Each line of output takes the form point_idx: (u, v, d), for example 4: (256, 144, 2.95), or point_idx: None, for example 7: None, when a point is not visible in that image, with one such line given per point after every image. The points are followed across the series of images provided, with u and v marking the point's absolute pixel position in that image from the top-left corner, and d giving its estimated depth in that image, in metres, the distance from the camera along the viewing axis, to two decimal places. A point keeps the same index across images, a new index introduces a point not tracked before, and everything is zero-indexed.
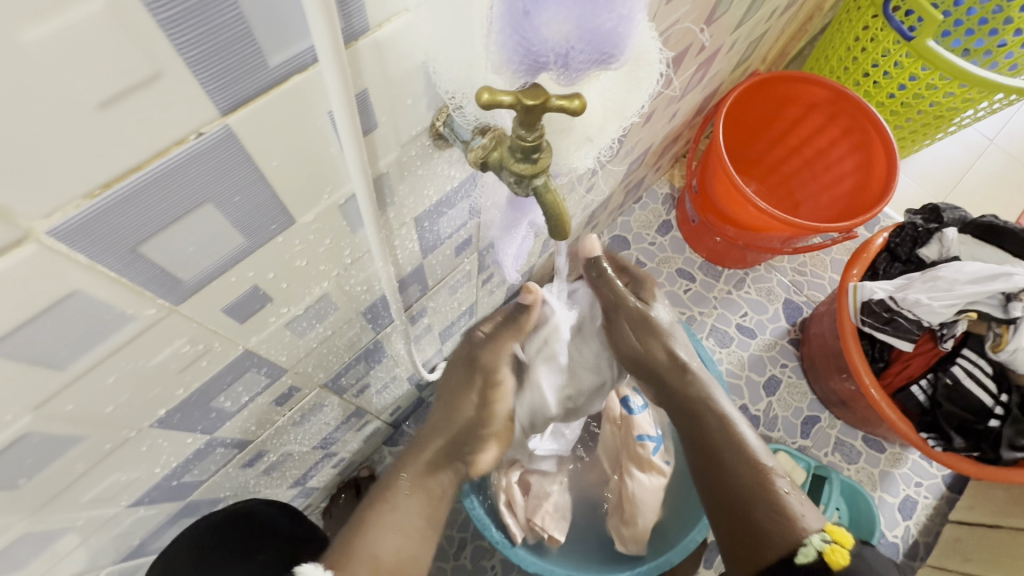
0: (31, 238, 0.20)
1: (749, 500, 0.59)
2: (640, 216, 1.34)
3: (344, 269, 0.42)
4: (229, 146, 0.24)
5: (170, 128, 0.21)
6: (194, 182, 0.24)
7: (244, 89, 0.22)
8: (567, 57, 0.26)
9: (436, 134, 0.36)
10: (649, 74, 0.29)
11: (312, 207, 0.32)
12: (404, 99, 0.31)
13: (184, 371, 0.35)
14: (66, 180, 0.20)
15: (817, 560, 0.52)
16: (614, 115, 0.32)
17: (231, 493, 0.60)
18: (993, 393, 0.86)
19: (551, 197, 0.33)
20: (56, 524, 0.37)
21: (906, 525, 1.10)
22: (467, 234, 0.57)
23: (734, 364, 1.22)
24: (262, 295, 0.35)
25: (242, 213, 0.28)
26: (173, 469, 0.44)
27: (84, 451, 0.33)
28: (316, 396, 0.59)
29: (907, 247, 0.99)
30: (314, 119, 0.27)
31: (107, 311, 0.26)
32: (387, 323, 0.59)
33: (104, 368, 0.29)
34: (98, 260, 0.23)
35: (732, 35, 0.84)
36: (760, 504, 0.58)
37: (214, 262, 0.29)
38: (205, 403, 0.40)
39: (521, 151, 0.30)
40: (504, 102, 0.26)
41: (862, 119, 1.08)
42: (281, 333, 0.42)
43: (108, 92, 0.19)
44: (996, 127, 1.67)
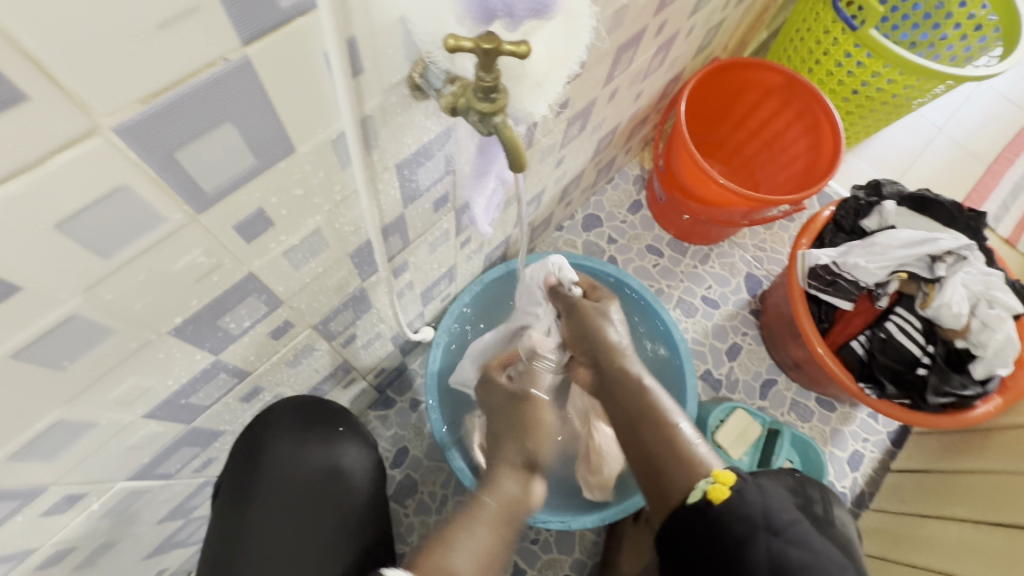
0: (98, 132, 0.27)
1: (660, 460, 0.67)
2: (613, 196, 1.42)
3: (334, 206, 0.48)
4: (247, 73, 0.31)
5: (203, 51, 0.28)
6: (218, 101, 0.31)
7: (259, 25, 0.29)
8: (511, 7, 0.33)
9: (413, 85, 0.43)
10: (582, 26, 0.37)
11: (310, 139, 0.39)
12: (385, 48, 0.38)
13: (198, 283, 0.41)
14: (128, 85, 0.26)
15: (701, 498, 0.64)
16: (558, 62, 0.39)
17: (230, 426, 0.67)
18: (921, 344, 0.97)
19: (509, 133, 0.40)
20: (84, 416, 0.42)
21: (853, 476, 1.20)
22: (444, 190, 0.64)
23: (699, 333, 1.31)
24: (265, 219, 0.42)
25: (254, 135, 0.35)
26: (183, 385, 0.51)
27: (115, 344, 0.39)
28: (308, 337, 0.65)
29: (851, 219, 1.08)
30: (313, 58, 0.33)
31: (145, 210, 0.32)
32: (372, 272, 0.66)
33: (138, 264, 0.35)
34: (144, 161, 0.30)
35: (688, 21, 0.92)
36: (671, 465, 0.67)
37: (231, 177, 0.36)
38: (214, 320, 0.47)
39: (482, 90, 0.37)
40: (466, 46, 0.33)
41: (812, 102, 1.16)
42: (280, 261, 0.48)
43: (161, 18, 0.25)
44: (945, 117, 1.79)
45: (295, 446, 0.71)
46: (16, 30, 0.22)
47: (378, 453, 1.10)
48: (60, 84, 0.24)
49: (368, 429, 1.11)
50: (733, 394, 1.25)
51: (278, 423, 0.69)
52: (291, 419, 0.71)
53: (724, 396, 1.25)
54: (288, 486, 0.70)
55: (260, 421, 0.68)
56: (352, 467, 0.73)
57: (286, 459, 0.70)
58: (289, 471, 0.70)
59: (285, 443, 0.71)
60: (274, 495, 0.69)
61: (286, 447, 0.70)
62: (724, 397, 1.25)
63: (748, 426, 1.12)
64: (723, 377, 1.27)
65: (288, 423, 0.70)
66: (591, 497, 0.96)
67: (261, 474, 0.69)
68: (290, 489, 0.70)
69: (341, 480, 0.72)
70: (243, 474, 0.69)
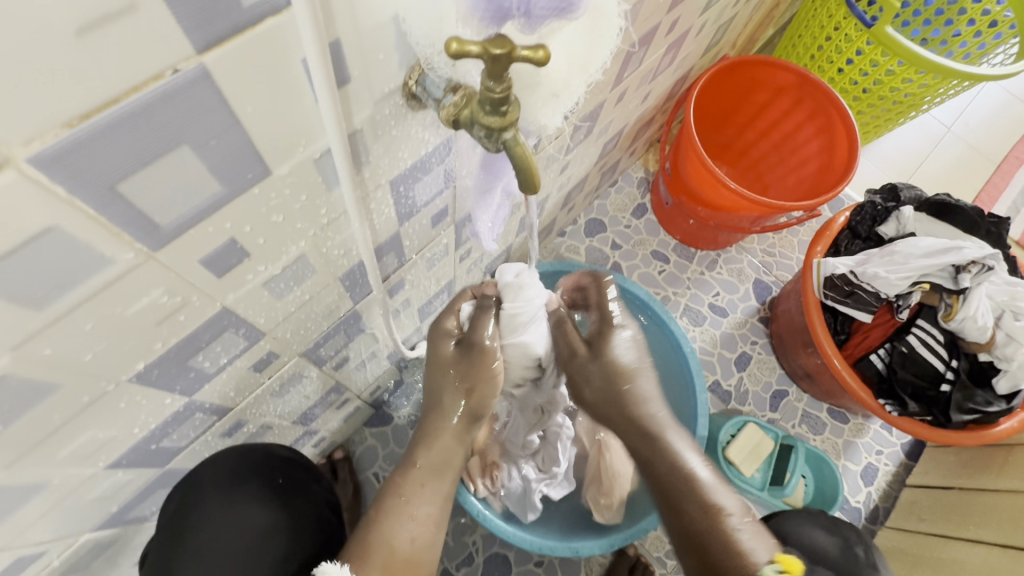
0: (11, 164, 0.21)
1: None
2: (616, 199, 1.36)
3: (320, 230, 0.43)
4: (205, 87, 0.25)
5: (149, 60, 0.22)
6: (170, 121, 0.25)
7: (219, 28, 0.23)
8: (528, 5, 0.28)
9: (409, 93, 0.37)
10: (609, 27, 0.32)
11: (289, 159, 0.33)
12: (376, 53, 0.32)
13: (161, 325, 0.35)
14: (47, 109, 0.21)
15: None
16: (578, 69, 0.33)
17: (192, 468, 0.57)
18: (944, 358, 0.93)
19: (520, 150, 0.35)
20: (31, 477, 0.37)
21: (867, 491, 1.16)
22: (443, 203, 0.59)
23: (707, 342, 1.26)
24: (239, 250, 0.36)
25: (219, 158, 0.29)
26: (151, 430, 0.45)
27: (62, 401, 0.34)
28: (295, 365, 0.60)
29: (867, 225, 1.04)
30: (289, 66, 0.28)
31: (85, 252, 0.27)
32: (365, 293, 0.60)
33: (82, 313, 0.30)
34: (76, 195, 0.24)
35: (700, 17, 0.87)
36: None
37: (192, 208, 0.30)
38: (184, 361, 0.41)
39: (490, 103, 0.32)
40: (471, 51, 0.28)
41: (824, 102, 1.12)
42: (259, 292, 0.42)
43: (82, 20, 0.19)
44: (953, 116, 1.75)
45: (226, 504, 0.60)
46: None
47: (374, 474, 1.04)
48: None
49: (362, 448, 1.05)
50: (743, 406, 1.21)
51: (214, 476, 0.58)
52: (222, 477, 0.59)
53: (733, 409, 1.20)
54: (214, 553, 0.59)
55: (193, 475, 0.57)
56: (296, 520, 0.64)
57: (221, 516, 0.59)
58: (223, 529, 0.60)
59: (217, 500, 0.59)
60: (201, 558, 0.58)
61: (220, 505, 0.59)
62: (733, 409, 1.20)
63: (759, 441, 1.07)
64: (733, 388, 1.22)
65: (222, 480, 0.59)
66: (599, 519, 0.90)
67: (191, 537, 0.58)
68: (221, 553, 0.59)
69: (281, 539, 0.62)
70: (172, 539, 0.57)
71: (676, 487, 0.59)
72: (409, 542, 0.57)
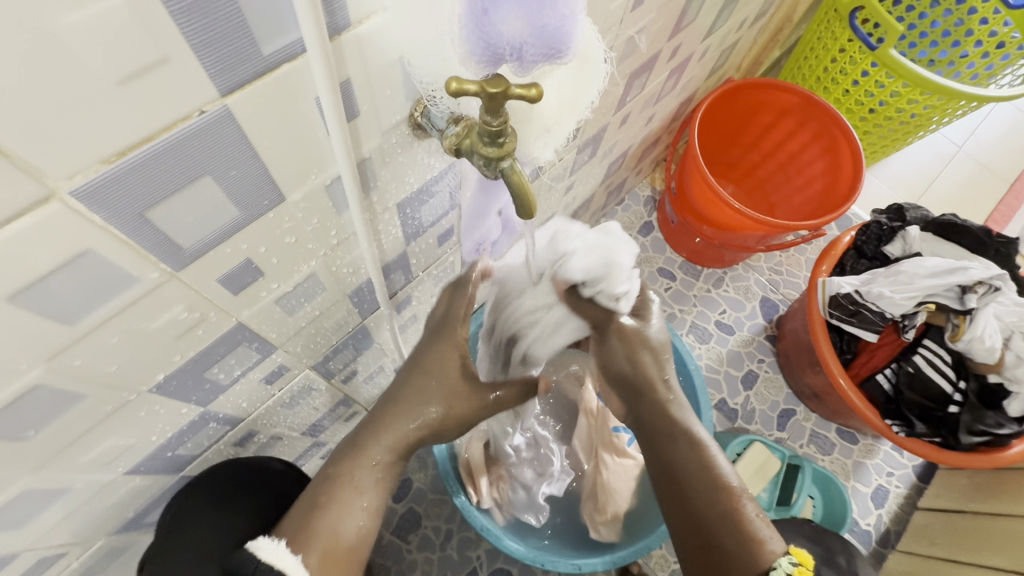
0: (55, 197, 0.24)
1: (712, 525, 0.54)
2: (623, 217, 1.38)
3: (330, 250, 0.45)
4: (227, 124, 0.28)
5: (178, 104, 0.25)
6: (194, 156, 0.28)
7: (240, 74, 0.26)
8: (521, 51, 0.30)
9: (415, 124, 0.40)
10: (596, 71, 0.35)
11: (302, 186, 0.36)
12: (383, 89, 0.35)
13: (180, 339, 0.38)
14: (87, 149, 0.23)
15: None
16: (568, 108, 0.36)
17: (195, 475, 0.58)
18: (952, 380, 0.92)
19: (517, 178, 0.37)
20: (56, 481, 0.40)
21: (878, 513, 1.14)
22: (449, 224, 0.61)
23: (713, 359, 1.26)
24: (254, 270, 0.39)
25: (237, 187, 0.31)
26: (167, 439, 0.47)
27: (88, 409, 0.36)
28: (305, 378, 0.62)
29: (873, 245, 1.04)
30: (303, 104, 0.30)
31: (115, 273, 0.29)
32: (373, 309, 0.62)
33: (109, 328, 0.32)
34: (110, 223, 0.27)
35: (703, 42, 0.90)
36: (725, 527, 0.54)
37: (211, 233, 0.32)
38: (200, 373, 0.43)
39: (488, 135, 0.34)
40: (470, 90, 0.30)
41: (829, 123, 1.13)
42: (272, 309, 0.45)
43: (123, 72, 0.22)
44: (964, 135, 1.74)
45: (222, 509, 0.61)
46: None
47: None
48: (6, 152, 0.21)
49: None
50: (750, 425, 1.20)
51: (210, 486, 0.60)
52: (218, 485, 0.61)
53: (740, 427, 1.20)
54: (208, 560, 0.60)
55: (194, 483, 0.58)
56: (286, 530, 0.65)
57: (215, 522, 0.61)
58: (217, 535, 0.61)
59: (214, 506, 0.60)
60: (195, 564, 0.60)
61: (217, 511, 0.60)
62: (740, 428, 1.20)
63: (766, 460, 1.07)
64: (739, 407, 1.22)
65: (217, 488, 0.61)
66: (597, 536, 0.90)
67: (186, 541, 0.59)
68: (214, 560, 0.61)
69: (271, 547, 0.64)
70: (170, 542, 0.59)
71: (688, 467, 0.56)
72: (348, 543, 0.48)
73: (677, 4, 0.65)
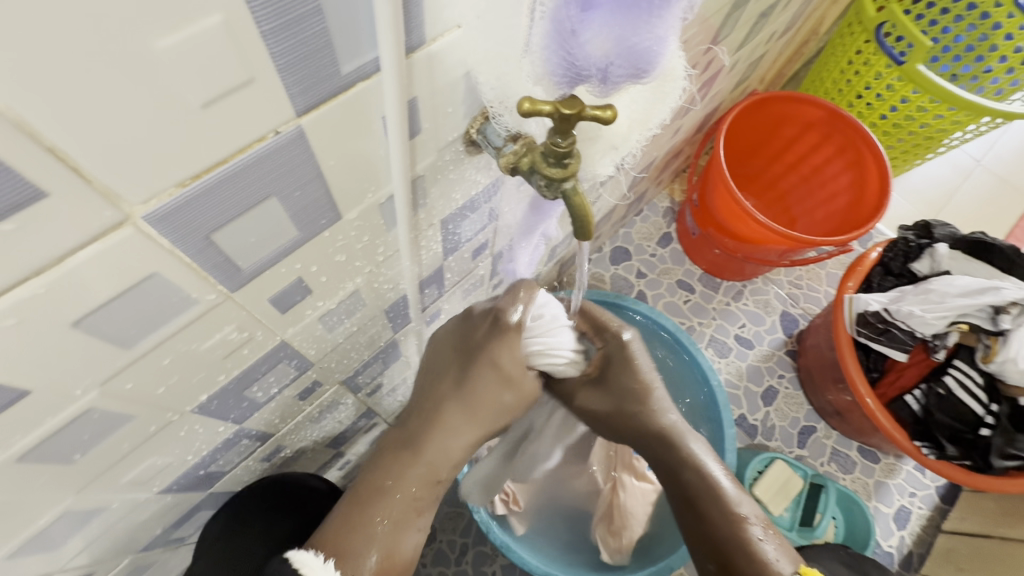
0: (129, 221, 0.23)
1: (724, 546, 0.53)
2: (641, 228, 1.37)
3: (375, 267, 0.44)
4: (300, 145, 0.27)
5: (255, 126, 0.24)
6: (264, 177, 0.26)
7: (317, 93, 0.25)
8: (607, 70, 0.28)
9: (469, 140, 0.39)
10: (673, 89, 0.33)
11: (358, 205, 0.35)
12: (445, 107, 0.34)
13: (227, 359, 0.37)
14: (163, 173, 0.22)
15: None
16: (638, 125, 0.35)
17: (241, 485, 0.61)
18: (984, 402, 0.90)
19: (579, 201, 0.36)
20: (95, 502, 0.39)
21: (900, 534, 1.12)
22: (484, 239, 0.60)
23: (733, 374, 1.24)
24: (304, 288, 0.37)
25: (300, 207, 0.30)
26: (202, 457, 0.46)
27: (132, 431, 0.35)
28: (334, 393, 0.61)
29: (900, 262, 1.03)
30: (371, 122, 0.29)
31: (175, 295, 0.28)
32: (405, 323, 0.61)
33: (162, 350, 0.31)
34: (177, 246, 0.26)
35: (734, 55, 0.89)
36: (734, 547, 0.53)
37: (270, 253, 0.31)
38: (240, 392, 0.42)
39: (554, 156, 0.33)
40: (544, 111, 0.29)
41: (854, 137, 1.12)
42: (314, 326, 0.44)
43: (208, 95, 0.21)
44: (983, 149, 1.73)
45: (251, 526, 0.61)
46: (33, 123, 0.18)
47: None
48: (87, 177, 0.20)
49: None
50: (770, 442, 1.18)
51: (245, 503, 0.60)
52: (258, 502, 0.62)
53: (760, 444, 1.18)
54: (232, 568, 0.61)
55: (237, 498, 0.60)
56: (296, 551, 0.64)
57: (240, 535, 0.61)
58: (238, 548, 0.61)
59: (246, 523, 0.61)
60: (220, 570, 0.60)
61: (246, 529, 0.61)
62: (760, 445, 1.18)
63: (789, 478, 1.05)
64: (759, 423, 1.20)
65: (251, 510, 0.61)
66: (609, 560, 0.86)
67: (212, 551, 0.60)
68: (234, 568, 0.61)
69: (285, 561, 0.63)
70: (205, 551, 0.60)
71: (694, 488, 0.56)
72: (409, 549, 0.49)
73: (716, 19, 0.65)
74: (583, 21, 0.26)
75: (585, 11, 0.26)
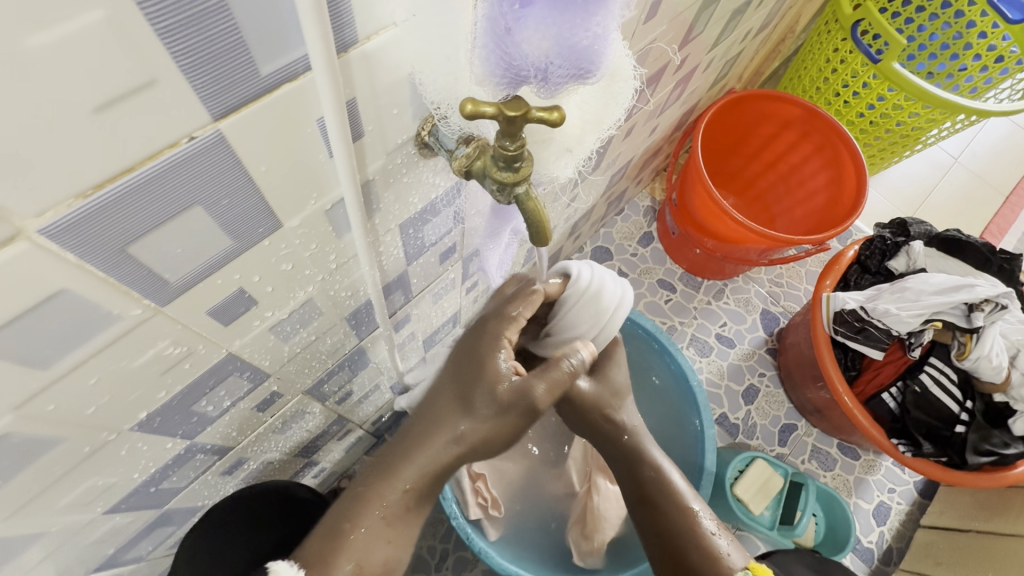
0: (22, 236, 0.21)
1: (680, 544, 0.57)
2: (623, 228, 1.36)
3: (329, 275, 0.42)
4: (220, 151, 0.25)
5: (164, 131, 0.22)
6: (182, 185, 0.25)
7: (236, 96, 0.23)
8: (546, 71, 0.27)
9: (421, 143, 0.37)
10: (624, 89, 0.33)
11: (300, 212, 0.33)
12: (390, 108, 0.32)
13: (166, 374, 0.35)
14: (58, 182, 0.20)
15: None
16: (592, 126, 0.34)
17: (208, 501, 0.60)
18: (958, 399, 0.91)
19: (532, 205, 0.35)
20: (29, 528, 0.37)
21: (880, 530, 1.13)
22: (451, 242, 0.58)
23: (714, 373, 1.24)
24: (247, 299, 0.36)
25: (230, 216, 0.29)
26: (151, 475, 0.44)
27: (62, 454, 0.33)
28: (299, 403, 0.59)
29: (877, 259, 1.03)
30: (305, 125, 0.28)
31: (94, 312, 0.26)
32: (371, 330, 0.59)
33: (87, 368, 0.29)
34: (86, 260, 0.24)
35: (709, 54, 0.88)
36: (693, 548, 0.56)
37: (201, 264, 0.30)
38: (187, 407, 0.40)
39: (503, 159, 0.32)
40: (487, 113, 0.28)
41: (832, 135, 1.12)
42: (265, 337, 0.42)
43: (102, 96, 0.19)
44: (960, 146, 1.75)
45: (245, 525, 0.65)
46: None
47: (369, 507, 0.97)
48: None
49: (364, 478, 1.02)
50: (751, 441, 1.18)
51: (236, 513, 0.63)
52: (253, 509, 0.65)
53: (741, 442, 1.18)
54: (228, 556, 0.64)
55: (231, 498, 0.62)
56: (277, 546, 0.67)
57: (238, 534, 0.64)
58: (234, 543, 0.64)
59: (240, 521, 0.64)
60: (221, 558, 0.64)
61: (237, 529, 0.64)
62: (741, 444, 1.18)
63: (768, 478, 1.05)
64: (741, 422, 1.20)
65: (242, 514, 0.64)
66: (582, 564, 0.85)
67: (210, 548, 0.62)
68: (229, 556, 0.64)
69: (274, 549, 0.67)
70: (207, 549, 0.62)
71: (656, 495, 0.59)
72: (380, 565, 0.43)
73: (687, 17, 0.64)
74: (520, 18, 0.25)
75: (522, 8, 0.25)
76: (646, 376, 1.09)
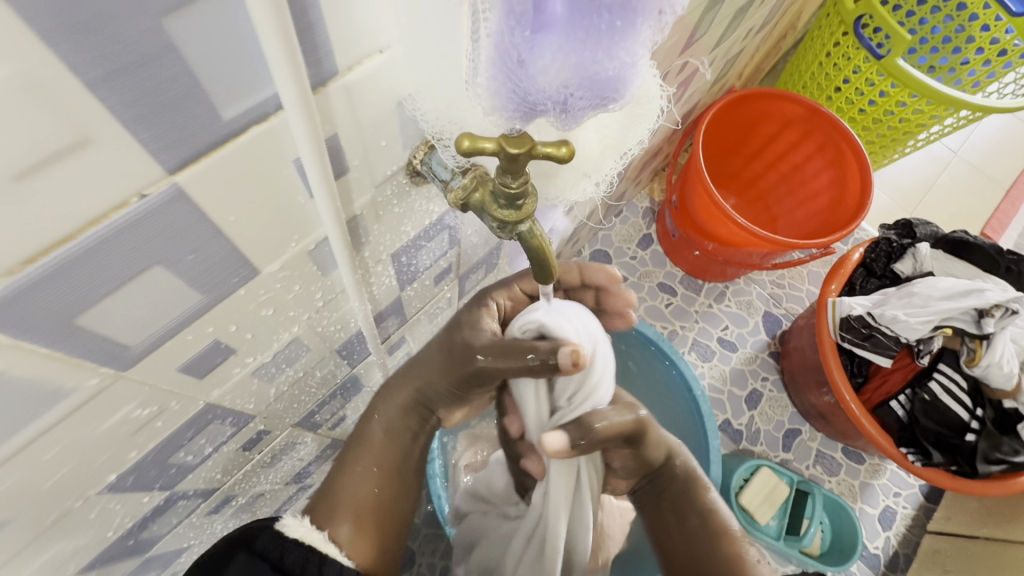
0: None
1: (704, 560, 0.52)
2: (621, 230, 1.33)
3: (315, 312, 0.39)
4: (181, 207, 0.22)
5: (108, 192, 0.19)
6: (137, 246, 0.22)
7: (196, 144, 0.20)
8: (567, 103, 0.24)
9: (413, 172, 0.34)
10: (649, 110, 0.31)
11: (280, 256, 0.30)
12: (378, 140, 0.29)
13: (136, 435, 0.32)
14: None
15: None
16: (612, 150, 0.33)
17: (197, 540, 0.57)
18: (968, 407, 0.89)
19: (536, 242, 0.32)
20: None
21: (886, 536, 1.11)
22: (447, 263, 0.55)
23: (716, 378, 1.22)
24: (224, 349, 0.32)
25: (197, 272, 0.26)
26: (128, 529, 0.41)
27: (20, 527, 0.30)
28: (289, 436, 0.56)
29: (882, 262, 1.00)
30: (280, 167, 0.24)
31: (41, 387, 0.23)
32: (363, 357, 0.56)
33: (41, 443, 0.26)
34: (25, 338, 0.21)
35: (711, 54, 0.85)
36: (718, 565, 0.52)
37: (166, 323, 0.26)
38: (163, 461, 0.37)
39: (505, 197, 0.29)
40: (486, 149, 0.25)
41: (835, 134, 1.09)
42: (248, 381, 0.39)
43: (25, 162, 0.16)
44: (960, 140, 1.72)
45: None
46: None
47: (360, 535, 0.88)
48: None
49: None
50: (755, 447, 1.16)
51: None
52: None
53: (745, 449, 1.16)
54: None
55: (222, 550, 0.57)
56: None
57: None
58: None
59: None
60: None
61: None
62: (745, 450, 1.16)
63: (775, 486, 1.03)
64: (744, 428, 1.18)
65: None
66: None
67: None
68: None
69: None
70: None
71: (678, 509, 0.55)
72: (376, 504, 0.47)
73: (690, 20, 0.60)
74: (533, 46, 0.22)
75: (534, 34, 0.22)
76: (646, 386, 1.06)
